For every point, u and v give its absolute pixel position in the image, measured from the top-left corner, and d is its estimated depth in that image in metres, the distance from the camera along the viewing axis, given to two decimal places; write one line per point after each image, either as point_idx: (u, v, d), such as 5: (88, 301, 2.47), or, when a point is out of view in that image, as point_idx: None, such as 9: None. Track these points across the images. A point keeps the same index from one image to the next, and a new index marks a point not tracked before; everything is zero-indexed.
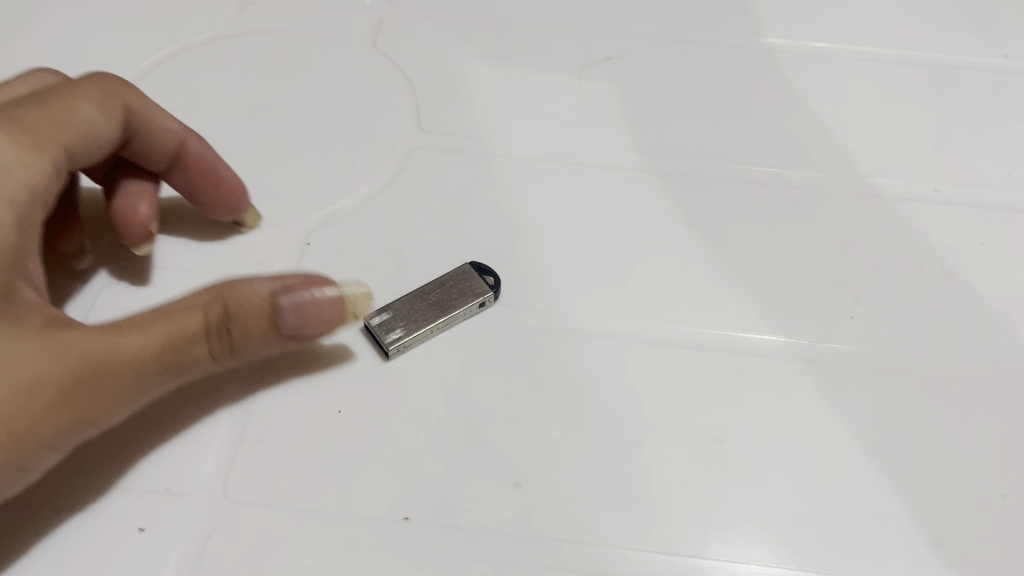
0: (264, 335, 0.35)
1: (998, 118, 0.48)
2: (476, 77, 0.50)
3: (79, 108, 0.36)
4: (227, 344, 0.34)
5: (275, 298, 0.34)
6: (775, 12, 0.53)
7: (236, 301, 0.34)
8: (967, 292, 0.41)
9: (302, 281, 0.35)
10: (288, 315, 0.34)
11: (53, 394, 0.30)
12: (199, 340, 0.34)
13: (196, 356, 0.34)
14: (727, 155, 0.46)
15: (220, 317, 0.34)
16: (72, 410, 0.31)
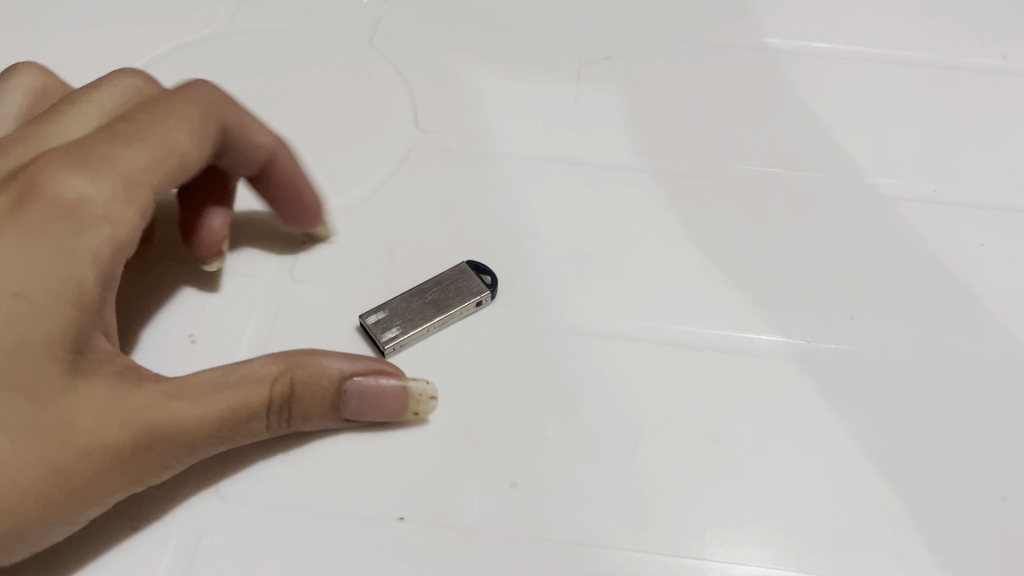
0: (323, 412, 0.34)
1: (997, 119, 0.48)
2: (474, 76, 0.49)
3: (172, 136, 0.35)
4: (284, 418, 0.34)
5: (342, 382, 0.34)
6: (772, 11, 0.53)
7: (305, 379, 0.33)
8: (967, 292, 0.41)
9: (371, 366, 0.35)
10: (351, 398, 0.34)
11: (115, 459, 0.30)
12: (260, 417, 0.33)
13: (253, 430, 0.33)
14: (726, 155, 0.46)
15: (284, 395, 0.33)
16: (132, 469, 0.31)
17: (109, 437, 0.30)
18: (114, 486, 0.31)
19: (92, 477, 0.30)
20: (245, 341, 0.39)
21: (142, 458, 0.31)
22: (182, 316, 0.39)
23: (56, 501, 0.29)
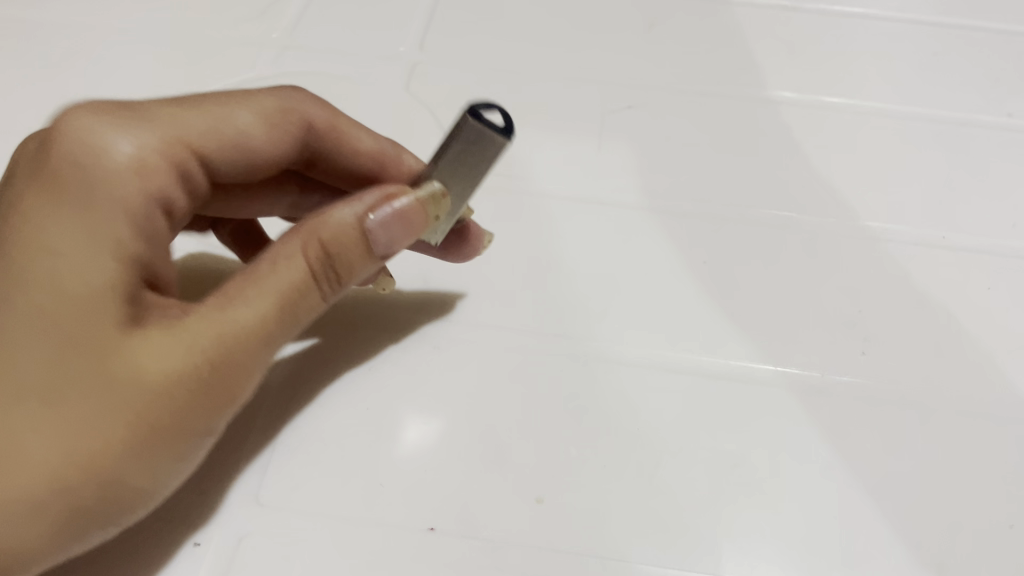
0: (356, 247, 0.35)
1: (1002, 172, 0.50)
2: (503, 121, 0.52)
3: (203, 150, 0.38)
4: (335, 281, 0.35)
5: (361, 222, 0.35)
6: (788, 68, 0.56)
7: (332, 238, 0.35)
8: (974, 333, 0.43)
9: (379, 197, 0.36)
10: (378, 233, 0.35)
11: (184, 378, 0.32)
12: (313, 288, 0.35)
13: (312, 305, 0.36)
14: (741, 200, 0.48)
15: (322, 260, 0.35)
16: (208, 394, 0.33)
17: (195, 368, 0.33)
18: (204, 410, 0.33)
19: (173, 393, 0.32)
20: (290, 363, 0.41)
21: (205, 340, 0.33)
22: None
23: (139, 437, 0.32)
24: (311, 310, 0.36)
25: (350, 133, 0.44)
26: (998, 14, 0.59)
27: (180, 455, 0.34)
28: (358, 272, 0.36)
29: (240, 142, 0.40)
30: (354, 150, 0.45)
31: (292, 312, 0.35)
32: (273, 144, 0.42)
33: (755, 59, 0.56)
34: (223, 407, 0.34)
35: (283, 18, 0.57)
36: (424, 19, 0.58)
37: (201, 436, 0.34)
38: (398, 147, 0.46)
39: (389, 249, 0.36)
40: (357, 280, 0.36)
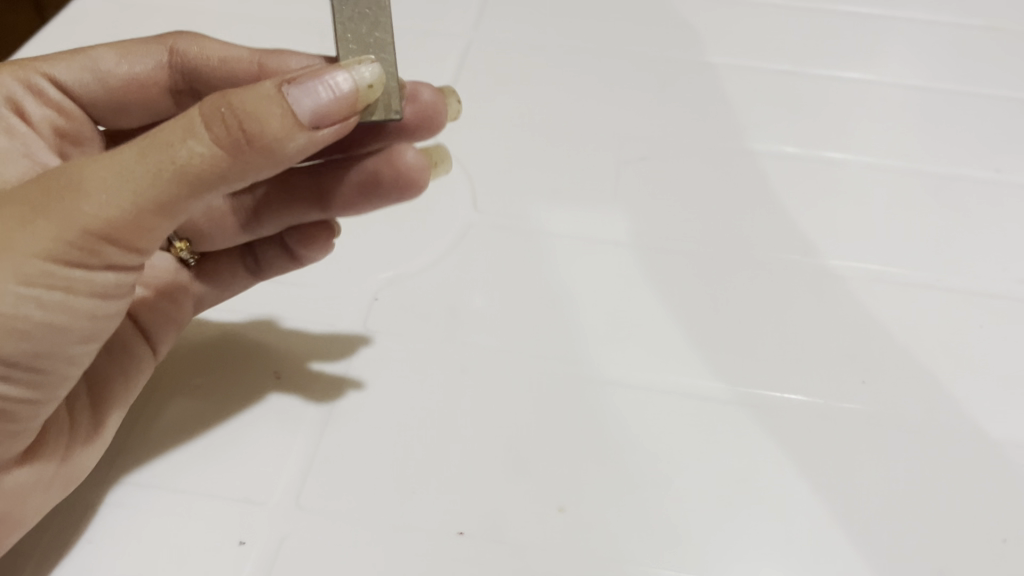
0: (264, 103, 0.32)
1: (993, 219, 0.53)
2: (524, 168, 0.55)
3: (57, 79, 0.47)
4: (235, 135, 0.32)
5: (279, 87, 0.33)
6: (790, 124, 0.59)
7: (238, 93, 0.32)
8: (970, 366, 0.45)
9: (306, 71, 0.33)
10: (299, 101, 0.33)
11: (25, 208, 0.32)
12: (201, 138, 0.32)
13: (199, 155, 0.32)
14: (748, 242, 0.51)
15: (222, 111, 0.32)
16: (51, 214, 0.32)
17: (27, 194, 0.33)
18: (44, 233, 0.32)
19: (7, 219, 0.32)
20: (327, 385, 0.44)
21: (60, 179, 0.33)
22: (274, 359, 0.45)
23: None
24: (203, 170, 0.32)
25: (226, 54, 0.49)
26: (991, 84, 0.62)
27: (23, 279, 0.32)
28: (268, 133, 0.32)
29: (98, 70, 0.48)
30: (226, 68, 0.49)
31: (172, 161, 0.32)
32: (138, 73, 0.48)
33: (762, 115, 0.60)
34: (66, 239, 0.32)
35: None
36: (452, 80, 0.62)
37: (34, 263, 0.32)
38: (273, 55, 0.48)
39: (316, 121, 0.33)
40: (267, 143, 0.32)
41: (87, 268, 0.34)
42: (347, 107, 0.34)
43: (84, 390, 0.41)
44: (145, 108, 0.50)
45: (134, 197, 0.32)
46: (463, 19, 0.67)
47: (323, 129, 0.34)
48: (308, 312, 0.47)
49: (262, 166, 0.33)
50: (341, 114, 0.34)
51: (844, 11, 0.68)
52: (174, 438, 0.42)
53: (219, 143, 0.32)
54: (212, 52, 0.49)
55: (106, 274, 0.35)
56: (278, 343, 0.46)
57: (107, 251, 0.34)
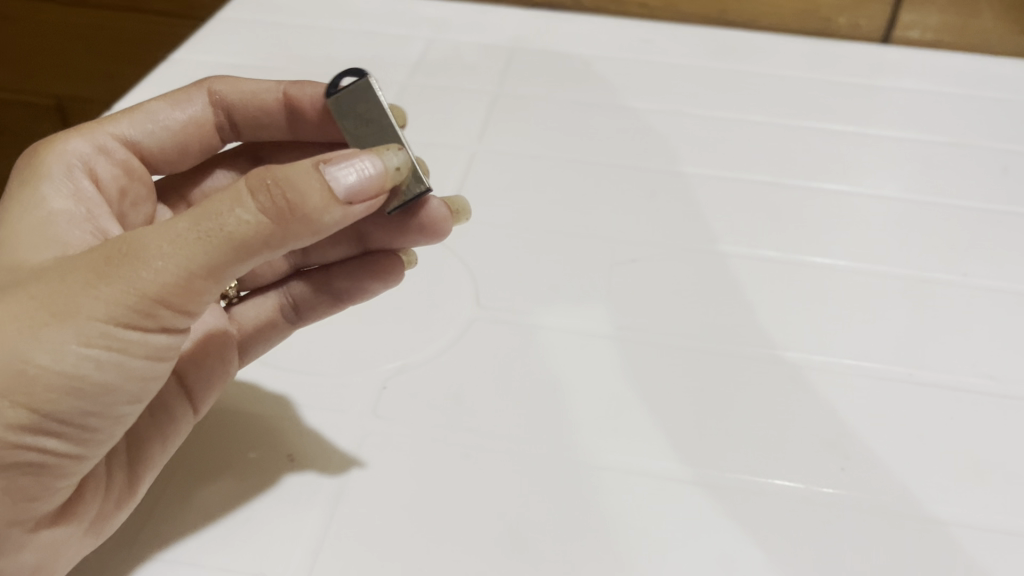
0: (305, 177, 0.36)
1: (961, 319, 0.56)
2: (524, 267, 0.59)
3: (125, 136, 0.52)
4: (278, 206, 0.35)
5: (317, 166, 0.37)
6: (772, 228, 0.63)
7: (280, 169, 0.36)
8: (942, 453, 0.48)
9: (341, 157, 0.38)
10: (336, 179, 0.37)
11: (88, 272, 0.36)
12: (246, 207, 0.35)
13: (244, 221, 0.35)
14: (732, 336, 0.55)
15: (266, 183, 0.36)
16: (109, 280, 0.36)
17: (89, 263, 0.36)
18: (105, 298, 0.36)
19: (73, 282, 0.36)
20: (337, 467, 0.47)
21: (120, 244, 0.36)
22: (288, 441, 0.48)
23: (38, 319, 0.36)
24: (247, 235, 0.35)
25: (257, 90, 0.56)
26: (958, 196, 0.67)
27: (83, 340, 0.36)
28: (308, 204, 0.36)
29: (157, 121, 0.54)
30: (260, 99, 0.55)
31: (220, 228, 0.35)
32: (191, 117, 0.55)
33: (746, 220, 0.64)
34: (123, 302, 0.36)
35: None
36: (457, 186, 0.67)
37: (96, 326, 0.36)
38: (297, 86, 0.54)
39: (351, 197, 0.37)
40: (306, 212, 0.36)
41: (142, 330, 0.37)
42: (376, 186, 0.38)
43: (124, 447, 0.44)
44: (202, 147, 0.56)
45: (186, 261, 0.36)
46: (468, 134, 0.72)
47: (356, 204, 0.37)
48: (319, 397, 0.50)
49: (299, 236, 0.37)
50: (371, 193, 0.38)
51: (819, 132, 0.74)
52: (194, 517, 0.45)
53: (263, 210, 0.35)
54: (244, 89, 0.55)
55: (160, 335, 0.38)
56: (292, 427, 0.49)
57: (161, 314, 0.37)
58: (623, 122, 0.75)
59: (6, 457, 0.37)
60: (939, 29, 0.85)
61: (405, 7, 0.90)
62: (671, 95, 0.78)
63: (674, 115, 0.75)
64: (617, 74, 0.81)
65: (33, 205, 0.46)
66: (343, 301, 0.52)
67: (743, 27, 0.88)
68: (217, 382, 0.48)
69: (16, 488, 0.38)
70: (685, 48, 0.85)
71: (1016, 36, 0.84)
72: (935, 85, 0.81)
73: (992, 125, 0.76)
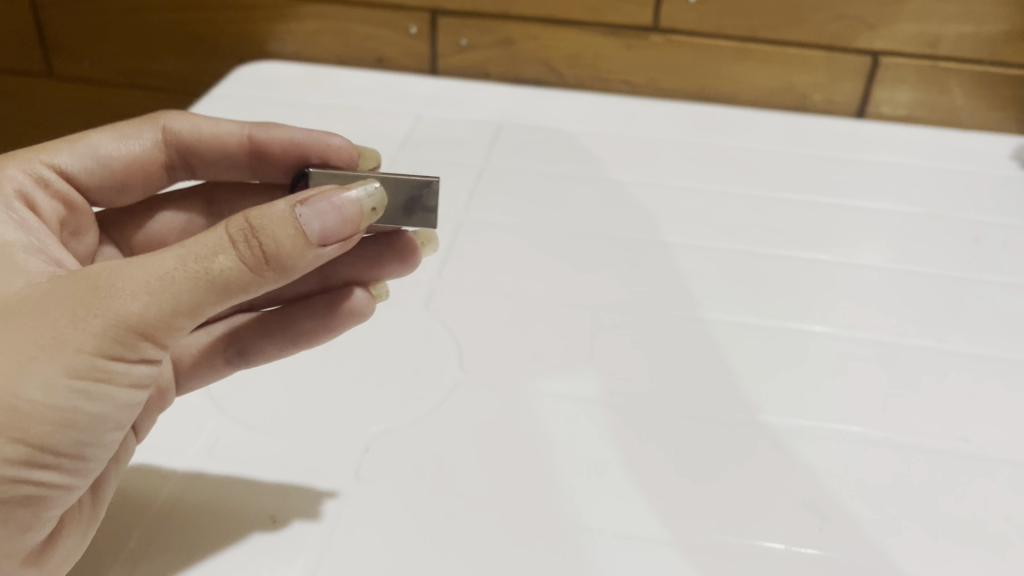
0: (281, 224, 0.40)
1: (937, 383, 0.58)
2: (507, 332, 0.60)
3: (62, 167, 0.53)
4: (258, 254, 0.39)
5: (293, 211, 0.40)
6: (750, 295, 0.65)
7: (257, 216, 0.40)
8: (922, 515, 0.49)
9: (313, 197, 0.41)
10: (309, 223, 0.40)
11: (73, 307, 0.38)
12: (227, 253, 0.39)
13: (226, 268, 0.39)
14: (712, 400, 0.55)
15: (246, 233, 0.39)
16: (97, 314, 0.38)
17: (73, 298, 0.39)
18: (93, 331, 0.38)
19: (59, 313, 0.38)
20: (319, 529, 0.47)
21: (104, 278, 0.39)
22: (268, 499, 0.48)
23: (27, 353, 0.38)
24: (226, 279, 0.39)
25: (215, 129, 0.58)
26: (932, 264, 0.69)
27: (73, 371, 0.38)
28: (284, 250, 0.40)
29: (99, 156, 0.55)
30: (220, 138, 0.58)
31: (204, 271, 0.39)
32: (135, 152, 0.56)
33: (724, 287, 0.65)
34: (109, 334, 0.38)
35: None
36: (442, 254, 0.68)
37: (83, 358, 0.38)
38: (260, 128, 0.58)
39: (324, 240, 0.41)
40: (282, 259, 0.40)
41: (127, 360, 0.40)
42: (351, 226, 0.42)
43: None
44: (146, 182, 0.58)
45: (169, 301, 0.39)
46: (454, 204, 0.74)
47: (330, 247, 0.41)
48: (301, 458, 0.51)
49: (274, 279, 0.40)
50: (344, 234, 0.41)
51: (797, 203, 0.76)
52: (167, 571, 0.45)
53: (242, 258, 0.39)
54: (201, 128, 0.58)
55: (144, 367, 0.41)
56: (273, 486, 0.49)
57: (142, 346, 0.40)
58: (605, 194, 0.77)
59: (6, 490, 0.38)
60: (912, 105, 0.88)
61: (395, 83, 0.93)
62: (653, 168, 0.81)
63: (656, 186, 0.78)
64: (600, 148, 0.83)
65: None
66: (298, 343, 0.54)
67: (723, 103, 0.91)
68: (156, 407, 0.49)
69: (15, 519, 0.39)
70: (666, 123, 0.88)
71: (986, 111, 0.87)
72: (909, 158, 0.83)
73: (964, 197, 0.78)
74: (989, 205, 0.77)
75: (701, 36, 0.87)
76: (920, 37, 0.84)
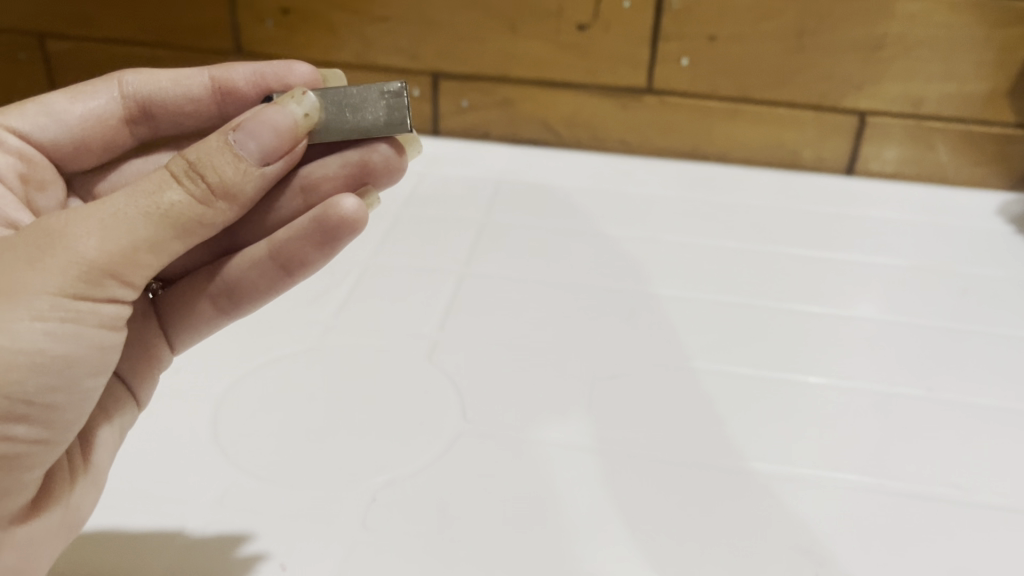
0: (219, 151, 0.42)
1: (928, 430, 0.59)
2: (508, 383, 0.62)
3: (14, 128, 0.53)
4: (206, 186, 0.41)
5: (226, 137, 0.42)
6: (745, 346, 0.67)
7: (197, 151, 0.42)
8: (916, 560, 0.50)
9: (241, 121, 0.43)
10: (246, 145, 0.42)
11: (30, 254, 0.39)
12: (176, 187, 0.41)
13: (178, 202, 0.41)
14: (709, 449, 0.57)
15: (190, 168, 0.41)
16: (54, 256, 0.39)
17: (27, 247, 0.39)
18: (55, 272, 0.39)
19: (17, 264, 0.39)
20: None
21: (58, 225, 0.40)
22: (277, 547, 0.49)
23: None
24: (181, 213, 0.41)
25: (175, 79, 0.56)
26: (920, 315, 0.71)
27: (38, 315, 0.39)
28: (228, 177, 0.42)
29: (53, 113, 0.54)
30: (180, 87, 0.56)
31: (156, 206, 0.40)
32: (93, 111, 0.56)
33: (720, 338, 0.67)
34: (72, 274, 0.39)
35: (328, 309, 0.70)
36: (445, 308, 0.70)
37: (47, 299, 0.39)
38: (219, 68, 0.55)
39: (263, 159, 0.43)
40: (229, 186, 0.42)
41: (93, 300, 0.40)
42: (285, 141, 0.44)
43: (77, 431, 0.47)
44: (105, 142, 0.57)
45: (126, 237, 0.40)
46: (455, 260, 0.76)
47: (269, 165, 0.43)
48: (309, 508, 0.52)
49: (225, 208, 0.43)
50: (281, 150, 0.44)
51: (789, 256, 0.78)
52: None
53: (191, 194, 0.41)
54: (162, 82, 0.56)
55: (110, 307, 0.41)
56: (281, 535, 0.50)
57: (108, 284, 0.40)
58: (602, 249, 0.79)
59: None
60: (899, 162, 0.91)
61: None
62: (648, 223, 0.83)
63: (651, 241, 0.80)
64: (597, 205, 0.86)
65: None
66: (293, 275, 0.50)
67: (715, 160, 0.94)
68: (153, 369, 0.52)
69: None
70: (661, 181, 0.90)
71: (970, 167, 0.90)
72: (896, 214, 0.86)
73: (952, 250, 0.80)
74: (974, 257, 0.79)
75: (694, 96, 0.90)
76: (905, 97, 0.87)
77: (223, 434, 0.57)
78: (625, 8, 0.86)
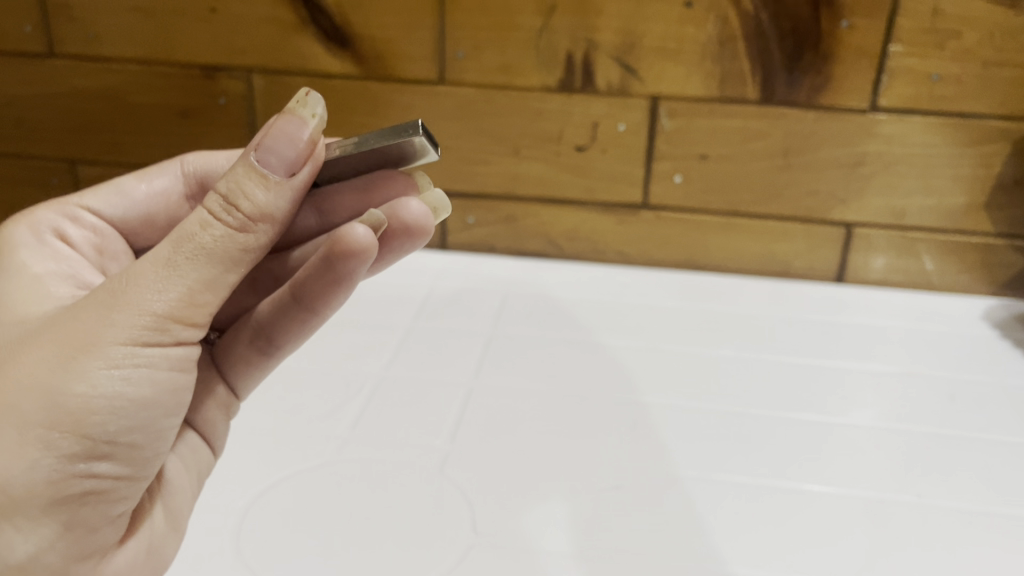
0: (246, 177, 0.45)
1: (919, 536, 0.62)
2: (516, 493, 0.65)
3: (90, 206, 0.61)
4: (241, 215, 0.45)
5: (247, 160, 0.45)
6: (743, 455, 0.69)
7: (226, 183, 0.45)
8: None
9: (257, 140, 0.45)
10: (268, 163, 0.45)
11: (99, 310, 0.44)
12: (215, 224, 0.44)
13: (220, 236, 0.44)
14: (710, 556, 0.59)
15: (223, 201, 0.44)
16: (121, 310, 0.44)
17: (99, 303, 0.44)
18: (123, 325, 0.44)
19: (91, 321, 0.44)
20: None
21: (121, 283, 0.44)
22: None
23: (69, 356, 0.43)
24: (225, 245, 0.45)
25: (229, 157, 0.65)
26: (909, 421, 0.74)
27: (114, 363, 0.44)
28: (259, 202, 0.45)
29: (125, 192, 0.62)
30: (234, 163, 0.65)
31: (201, 245, 0.44)
32: (156, 188, 0.63)
33: (719, 447, 0.70)
34: (138, 323, 0.44)
35: (344, 423, 0.73)
36: (456, 420, 0.73)
37: (119, 349, 0.44)
38: None
39: (290, 170, 0.46)
40: (263, 208, 0.45)
41: (161, 344, 0.45)
42: (304, 148, 0.46)
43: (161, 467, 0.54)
44: (170, 217, 0.64)
45: (181, 283, 0.44)
46: (463, 372, 0.80)
47: (297, 174, 0.46)
48: None
49: (266, 227, 0.46)
50: (304, 159, 0.46)
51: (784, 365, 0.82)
52: None
53: (230, 226, 0.44)
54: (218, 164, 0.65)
55: (178, 347, 0.46)
56: None
57: (173, 328, 0.45)
58: (604, 360, 0.82)
59: (72, 487, 0.44)
60: (886, 270, 0.95)
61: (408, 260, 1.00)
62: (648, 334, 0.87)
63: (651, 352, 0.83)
64: (599, 315, 0.90)
65: (19, 271, 0.54)
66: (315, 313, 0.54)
67: (711, 270, 0.98)
68: (219, 412, 0.59)
69: (85, 516, 0.46)
70: (660, 292, 0.95)
71: (955, 274, 0.94)
72: (886, 320, 0.90)
73: (940, 357, 0.84)
74: (962, 363, 0.82)
75: (688, 211, 0.95)
76: (887, 210, 0.92)
77: (246, 549, 0.59)
78: (620, 131, 0.92)
